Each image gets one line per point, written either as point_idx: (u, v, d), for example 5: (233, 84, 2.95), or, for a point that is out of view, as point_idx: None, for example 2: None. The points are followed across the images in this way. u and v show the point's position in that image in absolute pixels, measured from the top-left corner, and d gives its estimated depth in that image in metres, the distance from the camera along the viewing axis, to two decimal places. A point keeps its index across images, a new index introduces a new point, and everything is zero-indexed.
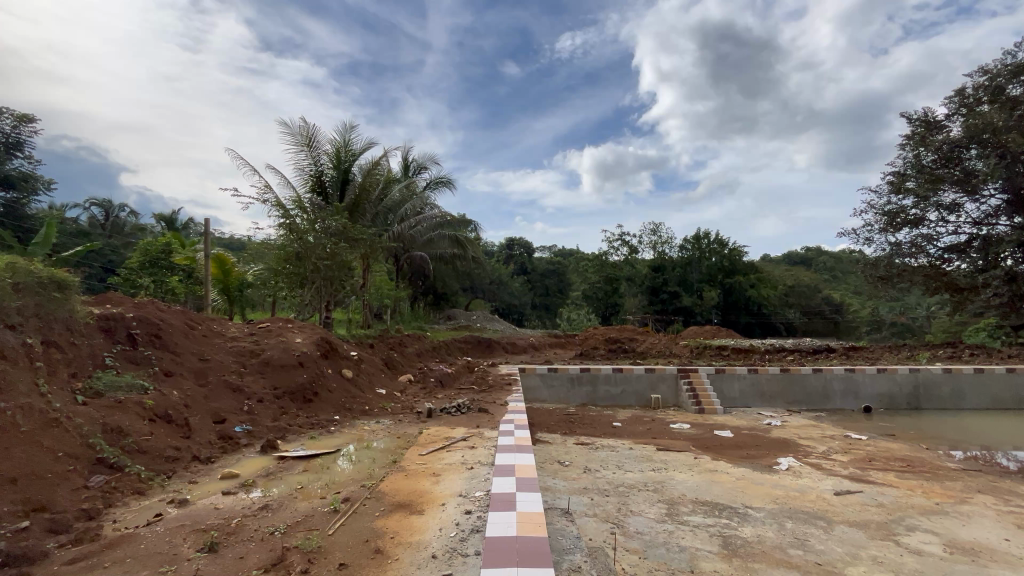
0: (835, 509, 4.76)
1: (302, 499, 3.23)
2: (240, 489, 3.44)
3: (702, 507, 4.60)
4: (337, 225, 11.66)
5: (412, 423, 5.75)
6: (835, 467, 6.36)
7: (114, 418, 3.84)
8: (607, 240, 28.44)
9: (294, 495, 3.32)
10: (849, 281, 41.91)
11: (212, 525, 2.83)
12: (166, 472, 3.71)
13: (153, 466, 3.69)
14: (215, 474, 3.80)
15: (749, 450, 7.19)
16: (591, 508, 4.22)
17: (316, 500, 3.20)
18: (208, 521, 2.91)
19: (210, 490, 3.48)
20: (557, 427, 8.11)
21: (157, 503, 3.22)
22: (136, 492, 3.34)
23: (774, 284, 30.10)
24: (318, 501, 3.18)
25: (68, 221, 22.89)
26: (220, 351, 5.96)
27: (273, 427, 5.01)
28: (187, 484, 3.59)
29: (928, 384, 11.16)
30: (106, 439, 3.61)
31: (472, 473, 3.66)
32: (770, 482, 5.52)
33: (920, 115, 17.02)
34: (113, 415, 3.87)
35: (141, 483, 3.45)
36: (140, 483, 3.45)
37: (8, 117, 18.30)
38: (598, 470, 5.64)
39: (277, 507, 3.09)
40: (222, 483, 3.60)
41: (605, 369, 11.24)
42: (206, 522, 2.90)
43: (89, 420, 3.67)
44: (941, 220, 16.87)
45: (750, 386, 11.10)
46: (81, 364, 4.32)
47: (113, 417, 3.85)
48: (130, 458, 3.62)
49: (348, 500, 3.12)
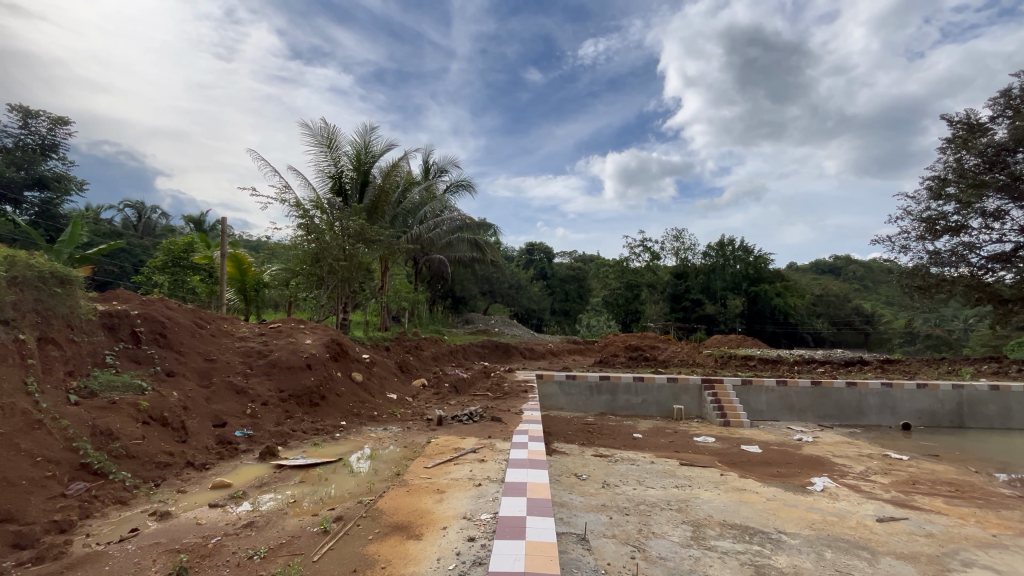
0: (880, 538, 4.37)
1: (292, 516, 3.02)
2: (228, 502, 3.25)
3: (731, 531, 4.25)
4: (355, 226, 11.48)
5: (421, 431, 5.53)
6: (875, 489, 5.90)
7: (104, 420, 3.70)
8: (629, 246, 28.01)
9: (284, 511, 3.10)
10: (881, 290, 40.56)
11: (187, 545, 2.64)
12: (154, 480, 3.56)
13: (141, 474, 3.54)
14: (205, 483, 3.63)
15: (779, 468, 6.75)
16: (610, 528, 3.94)
17: (307, 518, 2.98)
18: (186, 540, 2.72)
19: (197, 501, 3.30)
20: (575, 437, 7.80)
21: (138, 515, 3.06)
22: (117, 502, 3.18)
23: (801, 292, 29.11)
24: (309, 519, 2.97)
25: (99, 221, 23.57)
26: (227, 351, 5.84)
27: (274, 432, 4.84)
28: (175, 493, 3.42)
29: (972, 401, 10.49)
30: (93, 443, 3.48)
31: (479, 491, 3.41)
32: (804, 504, 5.12)
33: (961, 117, 16.34)
34: (105, 417, 3.75)
35: (125, 493, 3.29)
36: (124, 492, 3.30)
37: (44, 119, 18.91)
38: (617, 485, 5.31)
39: (262, 525, 2.88)
40: (212, 494, 3.42)
41: (625, 378, 10.87)
42: (183, 541, 2.70)
43: (78, 422, 3.55)
44: (985, 228, 16.05)
45: (778, 399, 10.60)
46: (78, 362, 4.22)
47: (105, 418, 3.72)
48: (116, 464, 3.48)
49: (340, 519, 2.89)
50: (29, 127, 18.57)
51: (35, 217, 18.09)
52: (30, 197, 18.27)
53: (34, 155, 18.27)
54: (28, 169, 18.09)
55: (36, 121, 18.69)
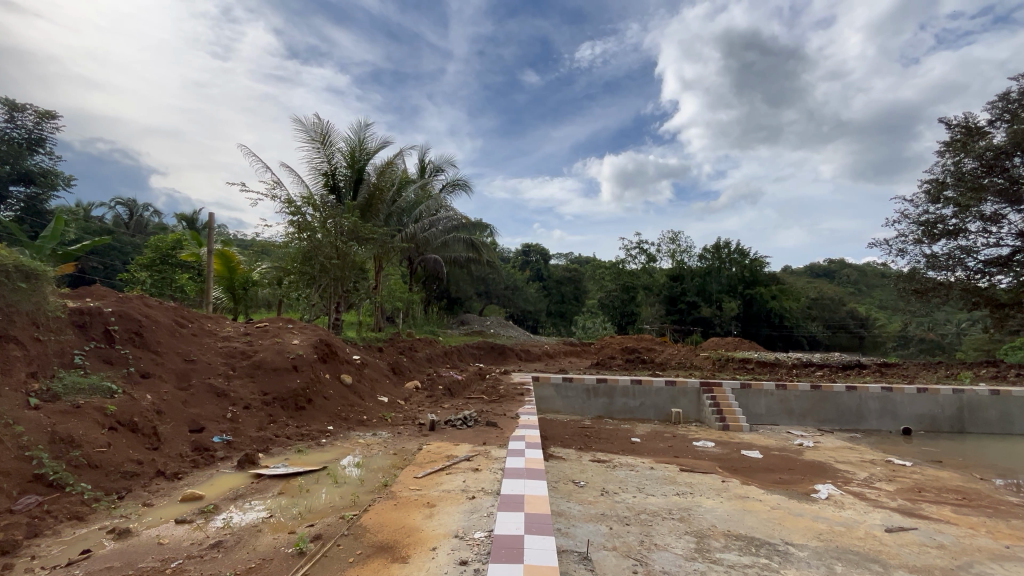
0: (891, 550, 4.19)
1: (266, 534, 2.80)
2: (197, 517, 3.03)
3: (736, 542, 4.06)
4: (349, 224, 11.22)
5: (412, 437, 5.30)
6: (880, 497, 5.73)
7: (66, 426, 3.47)
8: (626, 248, 27.86)
9: (257, 528, 2.88)
10: (876, 293, 40.68)
11: (143, 571, 2.42)
12: (118, 492, 3.34)
13: (103, 485, 3.32)
14: (175, 495, 3.41)
15: (782, 474, 6.57)
16: (611, 540, 3.75)
17: (282, 536, 2.77)
18: (143, 564, 2.49)
19: (163, 516, 3.08)
20: (572, 441, 7.60)
21: (95, 533, 2.84)
22: (73, 518, 2.95)
23: (797, 296, 29.06)
24: (284, 537, 2.75)
25: (90, 219, 23.23)
26: (208, 351, 5.61)
27: (256, 439, 4.61)
28: (140, 508, 3.19)
29: (973, 406, 10.38)
30: (50, 452, 3.23)
31: (473, 505, 3.19)
32: (810, 514, 4.94)
33: (960, 120, 16.30)
34: (66, 423, 3.51)
35: (82, 507, 3.06)
36: (81, 506, 3.07)
37: (31, 113, 18.56)
38: (617, 492, 5.11)
39: (231, 545, 2.66)
40: (181, 507, 3.21)
41: (623, 380, 10.68)
42: (139, 565, 2.48)
43: (35, 428, 3.31)
44: (982, 232, 16.00)
45: (778, 402, 10.44)
46: (43, 363, 4.01)
47: (66, 424, 3.48)
48: (76, 474, 3.24)
49: (318, 539, 2.66)
50: (15, 121, 18.21)
51: (21, 213, 17.76)
52: (16, 192, 17.94)
53: (20, 150, 17.94)
54: (14, 164, 17.77)
55: (23, 115, 18.35)
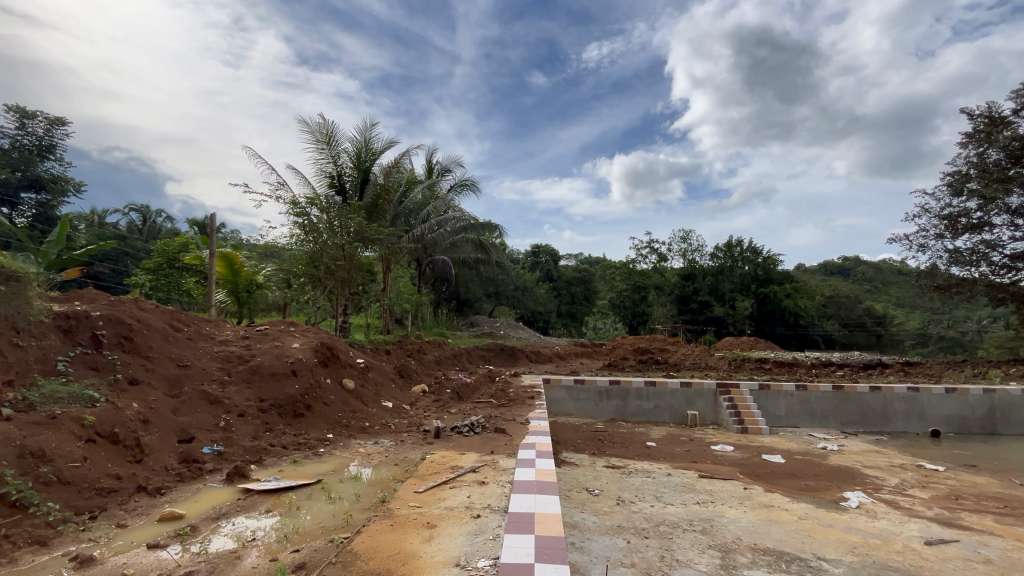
0: (932, 565, 3.87)
1: (245, 561, 2.59)
2: (173, 542, 2.83)
3: (764, 557, 3.76)
4: (355, 225, 11.01)
5: (416, 445, 5.07)
6: (914, 505, 5.38)
7: (37, 438, 3.28)
8: (636, 248, 27.43)
9: (236, 555, 2.67)
10: (893, 290, 39.88)
11: None
12: (90, 511, 3.15)
13: (74, 503, 3.13)
14: (153, 515, 3.22)
15: (806, 480, 6.23)
16: (628, 555, 3.47)
17: (261, 564, 2.55)
18: None
19: (136, 539, 2.90)
20: (585, 446, 7.33)
21: (57, 560, 2.65)
22: (34, 543, 2.75)
23: (811, 293, 28.43)
24: (262, 566, 2.52)
25: (103, 225, 23.45)
26: (203, 356, 5.44)
27: (248, 449, 4.42)
28: (112, 530, 3.00)
29: (1004, 406, 9.92)
30: (17, 468, 3.05)
31: (477, 526, 2.94)
32: (841, 524, 4.62)
33: (983, 110, 15.73)
34: (39, 435, 3.32)
35: (47, 530, 2.87)
36: (46, 529, 2.88)
37: (41, 120, 18.74)
38: (633, 502, 4.82)
39: None
40: (157, 529, 3.02)
41: (637, 382, 10.36)
42: None
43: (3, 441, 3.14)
44: (1008, 225, 15.42)
45: (798, 404, 10.06)
46: (21, 370, 3.88)
47: (37, 437, 3.29)
48: (44, 492, 3.05)
49: (301, 569, 2.45)
50: (25, 128, 18.38)
51: (32, 219, 17.94)
52: (27, 199, 18.10)
53: (30, 156, 18.13)
54: (24, 170, 17.96)
55: (33, 121, 18.54)
